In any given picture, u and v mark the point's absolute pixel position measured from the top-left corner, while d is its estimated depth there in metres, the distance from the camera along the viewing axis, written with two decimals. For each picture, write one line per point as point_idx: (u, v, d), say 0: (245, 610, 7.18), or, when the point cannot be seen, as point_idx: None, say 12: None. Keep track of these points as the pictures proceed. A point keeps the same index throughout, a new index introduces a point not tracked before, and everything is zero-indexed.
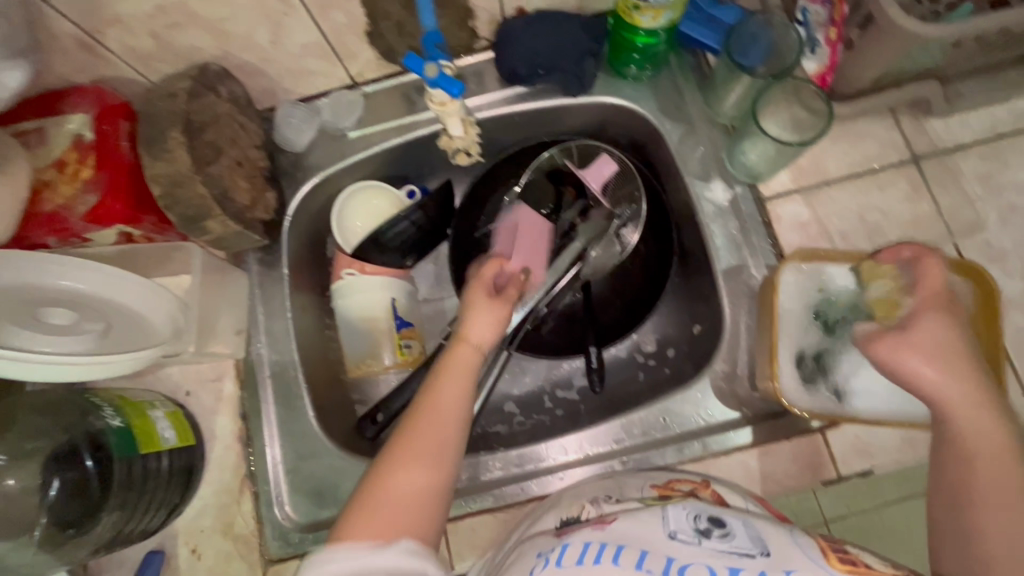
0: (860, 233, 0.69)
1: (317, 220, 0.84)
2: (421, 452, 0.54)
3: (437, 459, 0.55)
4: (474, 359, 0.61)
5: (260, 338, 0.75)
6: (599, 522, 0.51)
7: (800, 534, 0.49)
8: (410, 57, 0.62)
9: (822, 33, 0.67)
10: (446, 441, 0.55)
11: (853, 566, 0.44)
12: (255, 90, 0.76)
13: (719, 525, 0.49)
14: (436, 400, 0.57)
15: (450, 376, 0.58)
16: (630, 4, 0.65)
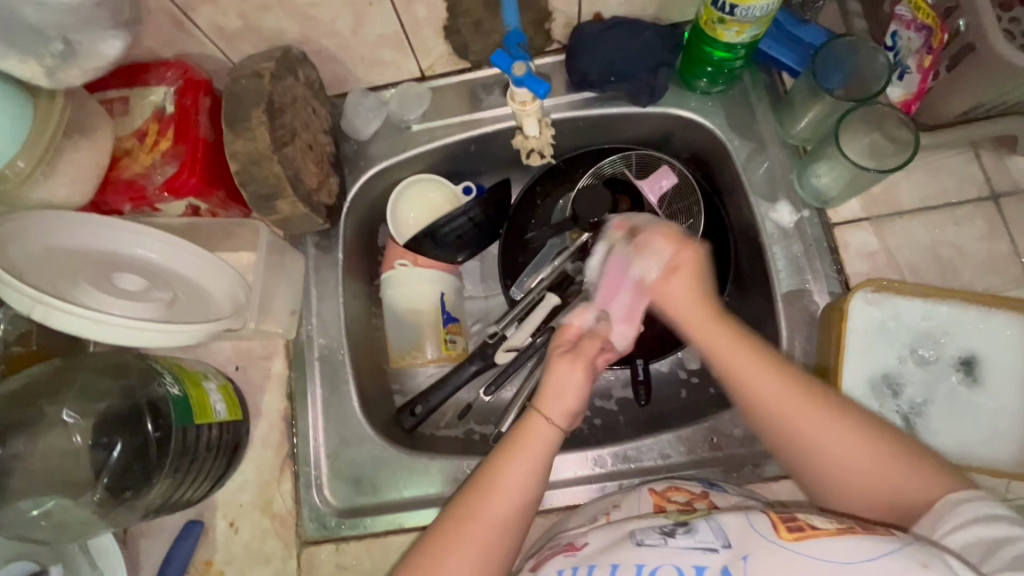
0: (931, 269, 0.67)
1: (373, 209, 0.85)
2: (479, 539, 0.53)
3: (491, 547, 0.53)
4: (552, 438, 0.57)
5: (311, 320, 0.75)
6: (571, 549, 0.54)
7: (755, 515, 0.50)
8: (500, 54, 0.63)
9: (916, 60, 0.63)
10: (502, 529, 0.54)
11: (801, 533, 0.46)
12: (328, 76, 0.77)
13: (683, 525, 0.52)
14: (501, 482, 0.55)
15: (522, 452, 0.56)
16: (714, 17, 0.64)
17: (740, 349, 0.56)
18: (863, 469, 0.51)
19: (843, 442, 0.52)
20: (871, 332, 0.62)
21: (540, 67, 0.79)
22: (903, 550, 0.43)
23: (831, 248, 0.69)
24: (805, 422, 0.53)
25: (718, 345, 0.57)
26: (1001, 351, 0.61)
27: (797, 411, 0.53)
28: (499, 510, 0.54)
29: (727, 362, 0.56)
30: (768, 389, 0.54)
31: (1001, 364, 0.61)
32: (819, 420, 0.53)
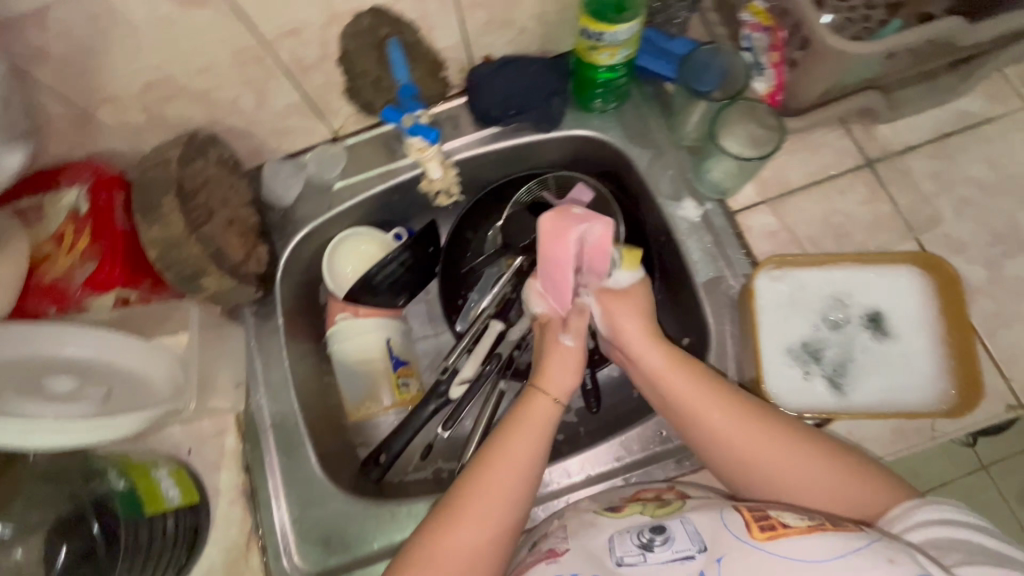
0: (827, 237, 0.73)
1: (308, 271, 0.87)
2: (495, 507, 0.56)
3: (502, 522, 0.56)
4: (551, 411, 0.63)
5: (259, 390, 0.76)
6: (552, 555, 0.55)
7: (728, 513, 0.53)
8: (388, 110, 0.74)
9: (767, 57, 0.71)
10: (489, 521, 0.56)
11: (773, 533, 0.49)
12: (242, 151, 0.80)
13: (659, 531, 0.53)
14: (512, 453, 0.59)
15: (519, 438, 0.60)
16: (587, 45, 0.69)
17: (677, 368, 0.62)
18: (816, 476, 0.55)
19: (793, 453, 0.56)
20: (779, 306, 0.67)
21: (445, 112, 0.84)
22: (873, 545, 0.47)
23: (737, 233, 0.74)
24: (759, 448, 0.57)
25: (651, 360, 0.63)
26: (900, 301, 0.65)
27: (753, 439, 0.57)
28: (485, 502, 0.56)
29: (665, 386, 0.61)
30: (700, 399, 0.59)
31: (900, 312, 0.65)
32: (763, 427, 0.57)
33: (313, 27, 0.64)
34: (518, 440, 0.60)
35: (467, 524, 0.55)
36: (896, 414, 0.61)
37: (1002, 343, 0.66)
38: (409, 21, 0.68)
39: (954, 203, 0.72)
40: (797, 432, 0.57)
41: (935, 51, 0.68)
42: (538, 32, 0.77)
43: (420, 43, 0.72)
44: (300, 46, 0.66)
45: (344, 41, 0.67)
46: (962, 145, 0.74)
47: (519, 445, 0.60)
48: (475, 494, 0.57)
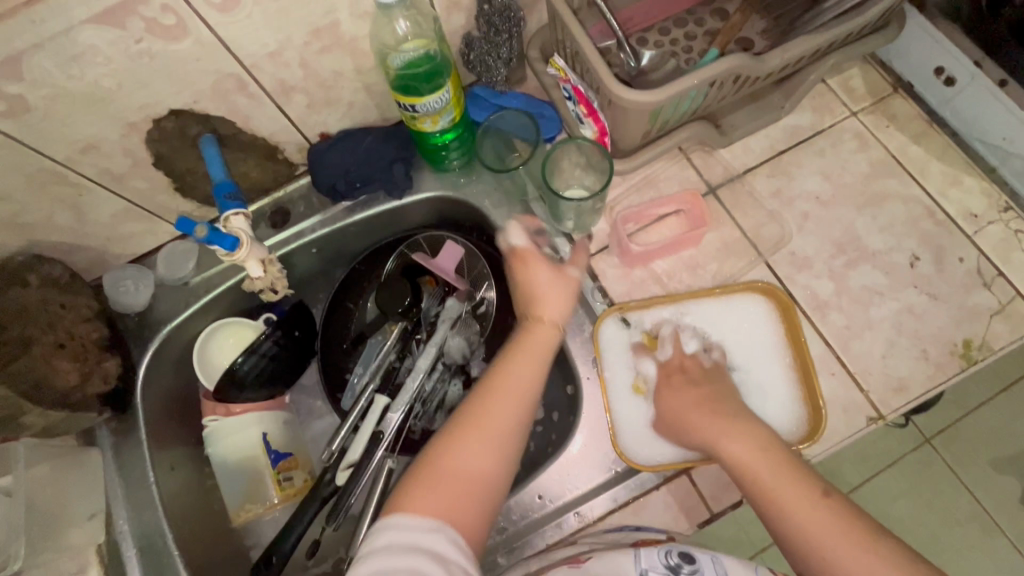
0: (682, 270, 0.72)
1: (178, 372, 0.83)
2: (478, 436, 0.54)
3: (508, 435, 0.55)
4: (553, 340, 0.62)
5: (122, 513, 0.71)
6: (575, 561, 0.56)
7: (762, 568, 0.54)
8: (181, 219, 0.63)
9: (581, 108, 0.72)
10: (510, 432, 0.55)
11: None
12: (82, 263, 0.76)
13: (688, 560, 0.54)
14: (508, 378, 0.57)
15: (523, 358, 0.59)
16: (408, 116, 0.68)
17: (766, 459, 0.55)
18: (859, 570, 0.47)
19: (836, 545, 0.49)
20: (628, 353, 0.68)
21: (295, 191, 0.82)
22: None
23: (594, 283, 0.72)
24: (841, 556, 0.48)
25: (743, 457, 0.56)
26: (747, 325, 0.67)
27: (845, 547, 0.48)
28: (505, 414, 0.56)
29: (756, 482, 0.54)
30: (777, 481, 0.53)
31: (748, 336, 0.67)
32: (799, 510, 0.51)
33: (111, 139, 0.62)
34: (510, 366, 0.58)
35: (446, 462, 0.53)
36: None
37: (856, 356, 0.66)
38: (220, 116, 0.67)
39: (796, 219, 0.72)
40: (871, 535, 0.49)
41: (747, 79, 0.70)
42: (370, 103, 0.76)
43: (242, 133, 0.71)
44: (103, 158, 0.64)
45: (153, 145, 0.65)
46: (797, 160, 0.75)
47: (511, 381, 0.57)
48: (459, 425, 0.55)
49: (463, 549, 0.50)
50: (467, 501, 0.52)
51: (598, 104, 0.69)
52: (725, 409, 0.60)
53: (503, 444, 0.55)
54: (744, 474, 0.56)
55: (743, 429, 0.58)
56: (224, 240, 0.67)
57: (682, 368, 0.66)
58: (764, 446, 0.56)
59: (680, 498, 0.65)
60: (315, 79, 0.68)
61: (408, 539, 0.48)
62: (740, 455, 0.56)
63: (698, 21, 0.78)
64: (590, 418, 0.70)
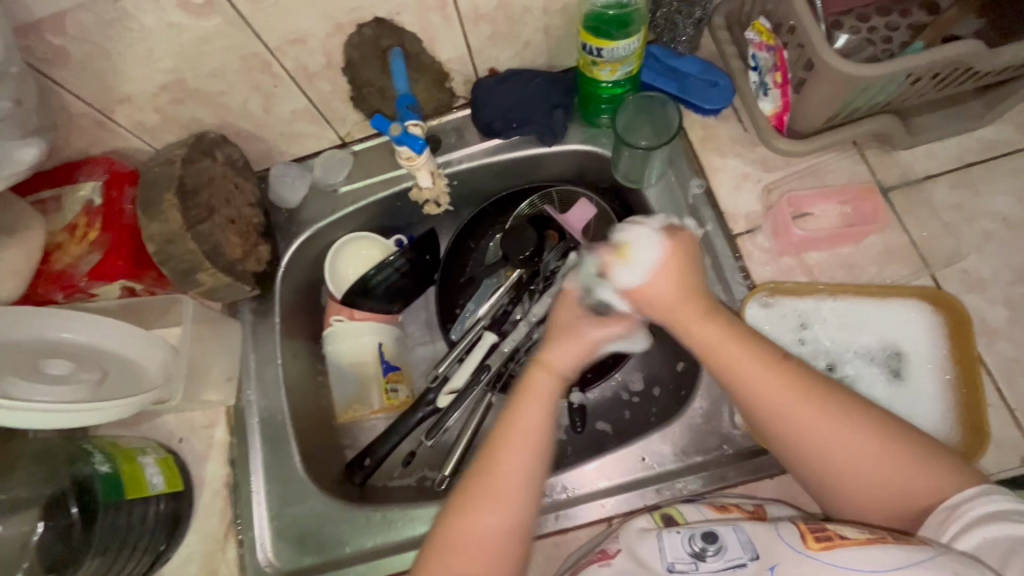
0: (835, 267, 0.68)
1: (310, 272, 0.88)
2: (501, 485, 0.55)
3: (524, 480, 0.55)
4: (555, 384, 0.59)
5: (250, 385, 0.78)
6: (604, 558, 0.56)
7: (784, 526, 0.52)
8: (377, 118, 0.70)
9: (770, 77, 0.69)
10: (524, 478, 0.55)
11: (829, 542, 0.48)
12: (252, 153, 0.82)
13: (712, 539, 0.53)
14: (516, 424, 0.57)
15: (528, 403, 0.58)
16: (588, 60, 0.69)
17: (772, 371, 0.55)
18: (861, 465, 0.52)
19: (849, 445, 0.52)
20: (779, 335, 0.64)
21: (450, 122, 0.85)
22: (938, 558, 0.45)
23: (737, 262, 0.70)
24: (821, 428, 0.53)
25: (712, 342, 0.57)
26: (908, 336, 0.62)
27: (817, 426, 0.53)
28: (516, 466, 0.56)
29: (718, 355, 0.56)
30: (743, 363, 0.55)
31: (913, 351, 0.62)
32: (812, 422, 0.53)
33: (317, 36, 0.66)
34: (521, 413, 0.57)
35: (466, 528, 0.54)
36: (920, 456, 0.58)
37: (1020, 392, 0.61)
38: (412, 32, 0.70)
39: (975, 237, 0.67)
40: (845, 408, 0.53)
41: (954, 78, 0.65)
42: (543, 46, 0.77)
43: (424, 54, 0.74)
44: (305, 54, 0.68)
45: (348, 50, 0.69)
46: (985, 175, 0.69)
47: (524, 417, 0.57)
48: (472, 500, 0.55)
49: None
50: (485, 556, 0.53)
51: (793, 76, 0.67)
52: (722, 317, 0.58)
53: (524, 482, 0.55)
54: (733, 377, 0.56)
55: (703, 307, 0.58)
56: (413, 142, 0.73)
57: (862, 299, 0.63)
58: (763, 358, 0.55)
59: (789, 488, 0.63)
60: (505, 12, 0.70)
61: None
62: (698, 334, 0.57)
63: (903, 12, 0.73)
64: (706, 395, 0.69)
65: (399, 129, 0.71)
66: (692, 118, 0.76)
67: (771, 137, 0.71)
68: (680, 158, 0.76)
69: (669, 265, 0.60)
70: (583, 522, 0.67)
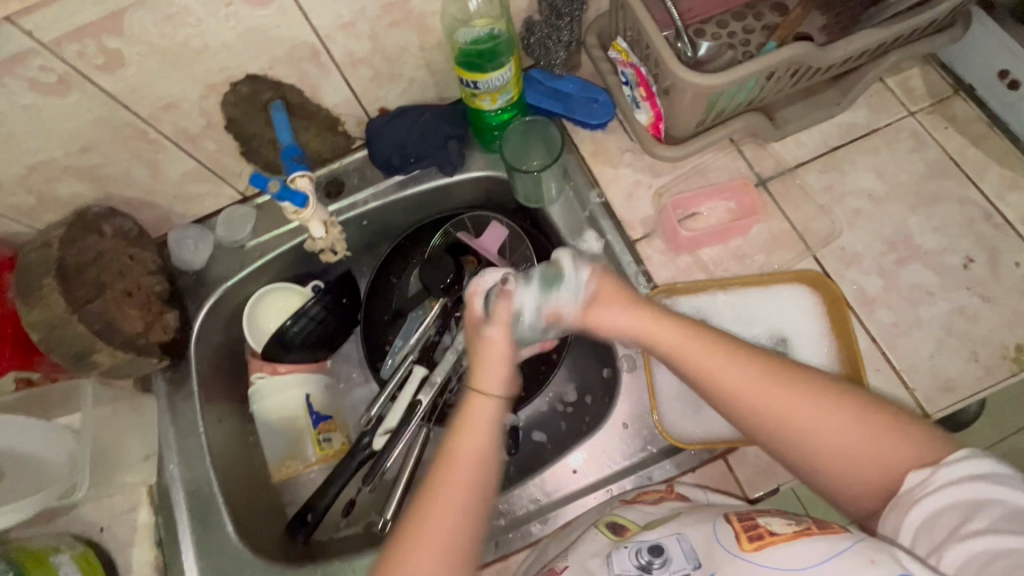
0: (729, 260, 0.72)
1: (228, 331, 0.86)
2: (449, 507, 0.49)
3: (474, 498, 0.50)
4: (493, 409, 0.55)
5: (173, 459, 0.75)
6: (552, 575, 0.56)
7: (720, 524, 0.51)
8: (255, 176, 0.69)
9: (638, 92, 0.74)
10: (467, 515, 0.50)
11: (760, 542, 0.47)
12: (148, 219, 0.80)
13: (657, 553, 0.52)
14: (451, 456, 0.52)
15: (465, 431, 0.53)
16: (468, 93, 0.71)
17: (752, 379, 0.51)
18: (850, 452, 0.48)
19: (837, 436, 0.48)
20: None
21: (350, 163, 0.85)
22: (859, 545, 0.43)
23: (639, 268, 0.73)
24: (802, 417, 0.49)
25: (668, 341, 0.55)
26: (794, 320, 0.67)
27: (792, 406, 0.49)
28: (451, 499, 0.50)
29: (674, 352, 0.54)
30: (699, 357, 0.53)
31: (798, 334, 0.66)
32: (784, 402, 0.49)
33: (190, 99, 0.65)
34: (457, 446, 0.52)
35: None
36: None
37: (903, 354, 0.65)
38: (290, 84, 0.70)
39: (847, 215, 0.72)
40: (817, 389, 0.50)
41: (805, 73, 0.70)
42: (429, 81, 0.79)
43: (308, 102, 0.74)
44: (180, 118, 0.67)
45: (227, 108, 0.69)
46: (849, 157, 0.75)
47: (463, 446, 0.52)
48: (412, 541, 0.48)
49: None
50: None
51: (656, 88, 0.70)
52: (687, 325, 0.55)
53: (476, 517, 0.50)
54: (714, 388, 0.52)
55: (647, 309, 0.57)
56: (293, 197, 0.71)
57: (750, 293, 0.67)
58: (743, 374, 0.51)
59: (716, 478, 0.64)
60: (382, 54, 0.71)
61: None
62: (659, 333, 0.55)
63: (757, 15, 0.78)
64: (629, 400, 0.71)
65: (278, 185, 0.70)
66: (581, 133, 0.79)
67: (649, 145, 0.74)
68: (575, 171, 0.79)
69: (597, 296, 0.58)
70: (522, 545, 0.67)
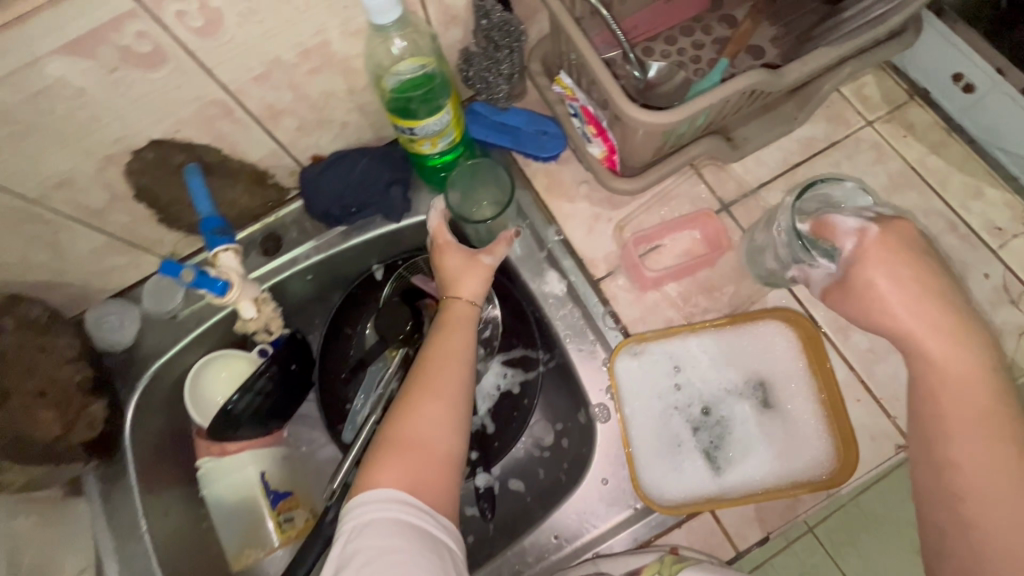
0: (697, 293, 0.69)
1: (168, 409, 0.78)
2: (439, 390, 0.59)
3: (456, 400, 0.60)
4: (472, 312, 0.66)
5: (113, 565, 0.68)
6: None
7: None
8: (165, 262, 0.61)
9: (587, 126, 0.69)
10: (453, 395, 0.60)
11: None
12: (61, 299, 0.72)
13: None
14: (441, 347, 0.62)
15: (450, 330, 0.64)
16: (405, 138, 0.64)
17: (974, 379, 0.48)
18: (1001, 521, 0.46)
19: (1002, 485, 0.46)
20: (651, 387, 0.65)
21: (288, 215, 0.78)
22: None
23: (606, 309, 0.69)
24: (972, 457, 0.48)
25: (917, 332, 0.49)
26: (771, 358, 0.64)
27: (982, 444, 0.47)
28: (444, 385, 0.60)
29: (918, 345, 0.49)
30: (955, 363, 0.48)
31: (775, 373, 0.63)
32: (970, 440, 0.48)
33: (85, 174, 0.57)
34: (447, 341, 0.63)
35: (409, 441, 0.57)
36: (805, 486, 0.59)
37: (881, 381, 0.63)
38: (204, 144, 0.63)
39: None
40: (1015, 450, 0.47)
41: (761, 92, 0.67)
42: (364, 123, 0.72)
43: (229, 159, 0.67)
44: (78, 195, 0.59)
45: (133, 178, 0.61)
46: (811, 174, 0.72)
47: (449, 343, 0.63)
48: (412, 416, 0.58)
49: (446, 530, 0.55)
50: (425, 466, 0.56)
51: (607, 123, 0.66)
52: (971, 338, 0.48)
53: (459, 403, 0.60)
54: (928, 392, 0.49)
55: (941, 306, 0.48)
56: (213, 283, 0.64)
57: (722, 336, 0.65)
58: (976, 368, 0.47)
59: (704, 538, 0.61)
60: (306, 102, 0.64)
61: (371, 519, 0.52)
62: (905, 321, 0.49)
63: (706, 29, 0.74)
64: (605, 453, 0.66)
65: (193, 272, 0.63)
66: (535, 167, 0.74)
67: (605, 178, 0.70)
68: (530, 209, 0.74)
69: (874, 256, 0.50)
70: None
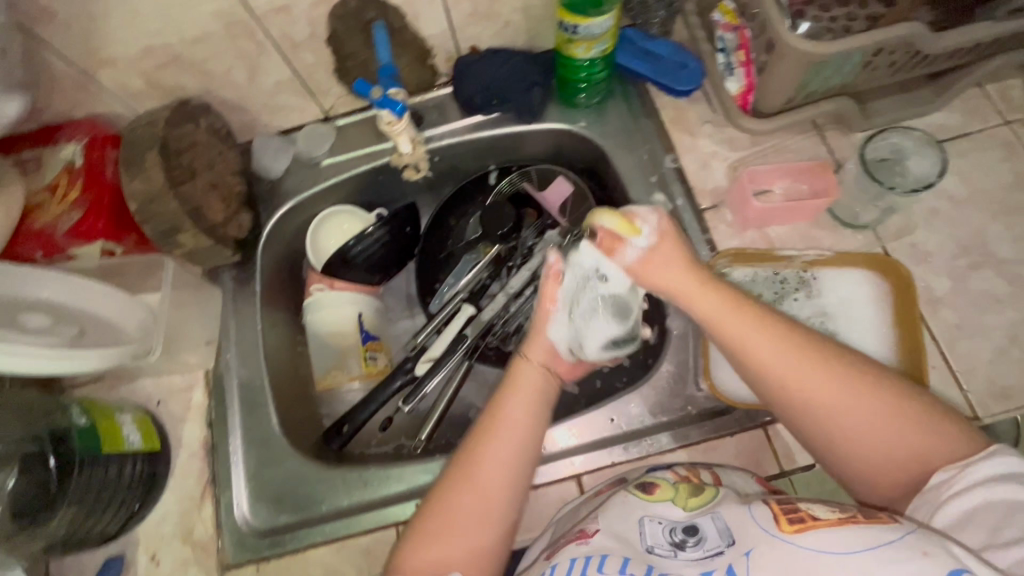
0: (796, 240, 0.72)
1: (292, 243, 0.89)
2: (484, 465, 0.57)
3: (508, 479, 0.56)
4: (540, 373, 0.63)
5: (229, 350, 0.79)
6: (582, 537, 0.53)
7: (756, 506, 0.51)
8: (359, 81, 0.72)
9: (735, 57, 0.75)
10: (511, 462, 0.57)
11: (802, 525, 0.47)
12: (236, 123, 0.84)
13: (692, 531, 0.52)
14: (505, 429, 0.58)
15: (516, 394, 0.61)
16: (565, 38, 0.72)
17: (778, 339, 0.54)
18: (860, 430, 0.52)
19: (857, 406, 0.52)
20: None
21: (432, 99, 0.87)
22: (908, 534, 0.44)
23: (704, 236, 0.74)
24: (823, 392, 0.53)
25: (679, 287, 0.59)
26: (856, 306, 0.68)
27: (818, 373, 0.53)
28: (498, 454, 0.57)
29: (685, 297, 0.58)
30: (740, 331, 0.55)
31: (856, 318, 0.67)
32: (808, 375, 0.53)
33: (301, 6, 0.68)
34: (506, 406, 0.60)
35: (453, 514, 0.55)
36: None
37: (961, 355, 0.65)
38: (394, 6, 0.72)
39: (924, 212, 0.71)
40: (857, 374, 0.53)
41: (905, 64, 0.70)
42: (523, 26, 0.80)
43: (406, 29, 0.76)
44: (288, 24, 0.70)
45: (332, 22, 0.71)
46: None
47: (508, 406, 0.60)
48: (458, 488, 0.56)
49: None
50: (459, 539, 0.54)
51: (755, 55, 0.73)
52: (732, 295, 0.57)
53: (510, 481, 0.57)
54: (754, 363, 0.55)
55: (710, 285, 0.58)
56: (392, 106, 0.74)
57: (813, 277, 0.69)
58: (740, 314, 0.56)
59: (754, 449, 0.67)
60: None
61: None
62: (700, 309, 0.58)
63: None
64: (674, 358, 0.73)
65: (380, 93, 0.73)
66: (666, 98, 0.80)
67: (734, 111, 0.75)
68: (652, 136, 0.80)
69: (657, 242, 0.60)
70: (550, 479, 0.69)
